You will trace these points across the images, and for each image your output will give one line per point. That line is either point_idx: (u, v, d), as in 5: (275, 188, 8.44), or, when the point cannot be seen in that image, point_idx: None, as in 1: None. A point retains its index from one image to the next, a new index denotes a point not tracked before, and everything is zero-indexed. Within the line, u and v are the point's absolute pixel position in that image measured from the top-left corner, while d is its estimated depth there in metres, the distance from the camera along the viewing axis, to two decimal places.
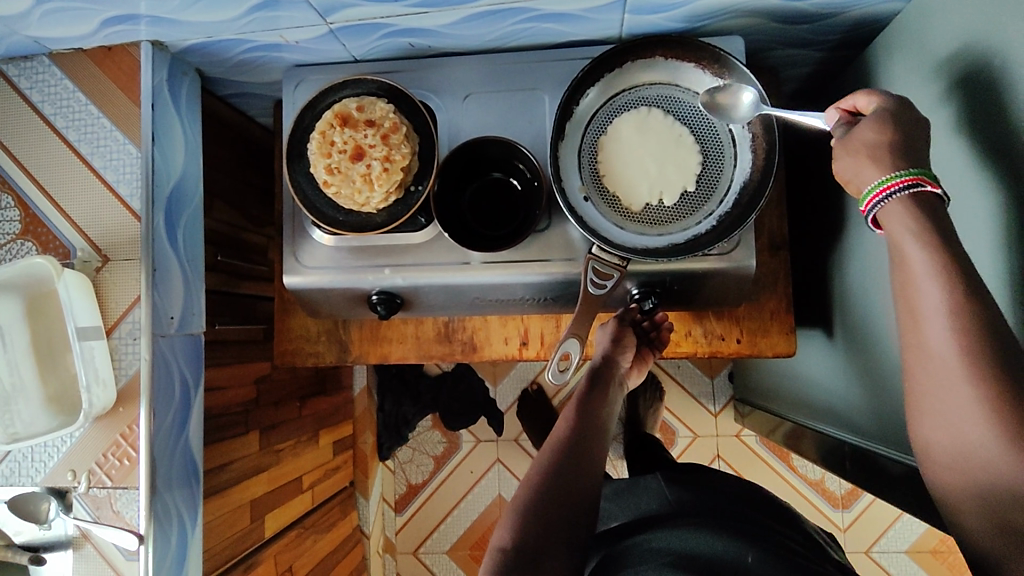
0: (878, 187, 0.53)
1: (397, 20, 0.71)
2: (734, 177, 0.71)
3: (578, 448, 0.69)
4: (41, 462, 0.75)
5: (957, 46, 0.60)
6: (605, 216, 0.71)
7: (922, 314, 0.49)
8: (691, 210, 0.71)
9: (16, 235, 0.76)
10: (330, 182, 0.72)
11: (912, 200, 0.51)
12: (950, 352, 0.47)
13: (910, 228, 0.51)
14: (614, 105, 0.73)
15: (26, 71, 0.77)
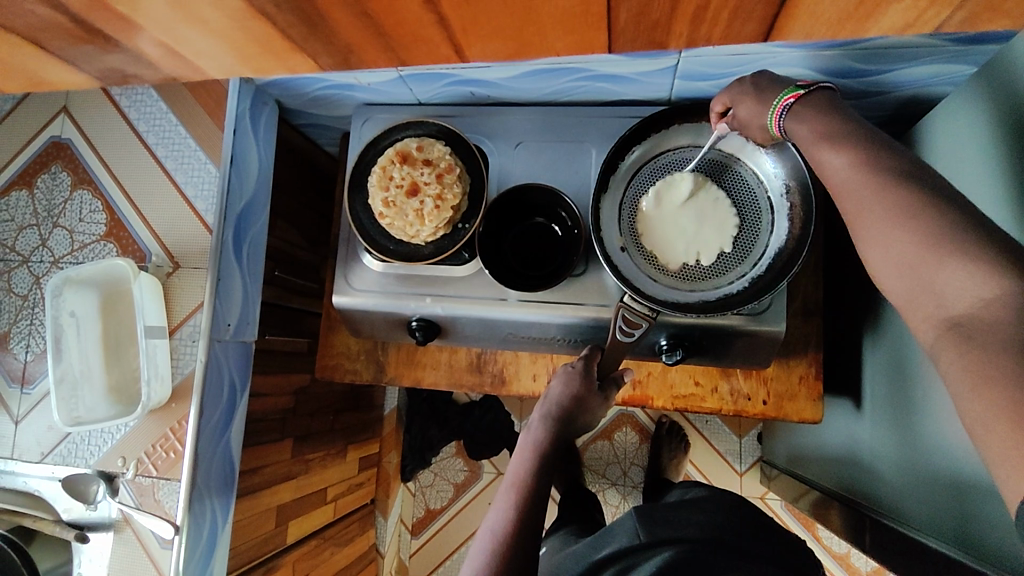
0: (772, 121, 0.56)
1: (461, 71, 0.77)
2: (768, 242, 0.73)
3: (534, 512, 0.67)
4: (95, 446, 0.81)
5: (995, 135, 0.61)
6: (639, 267, 0.75)
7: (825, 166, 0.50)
8: (723, 269, 0.74)
9: (100, 237, 0.84)
10: (385, 213, 0.78)
11: (798, 111, 0.54)
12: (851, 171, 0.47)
13: (808, 119, 0.53)
14: (656, 164, 0.77)
15: (128, 92, 0.86)
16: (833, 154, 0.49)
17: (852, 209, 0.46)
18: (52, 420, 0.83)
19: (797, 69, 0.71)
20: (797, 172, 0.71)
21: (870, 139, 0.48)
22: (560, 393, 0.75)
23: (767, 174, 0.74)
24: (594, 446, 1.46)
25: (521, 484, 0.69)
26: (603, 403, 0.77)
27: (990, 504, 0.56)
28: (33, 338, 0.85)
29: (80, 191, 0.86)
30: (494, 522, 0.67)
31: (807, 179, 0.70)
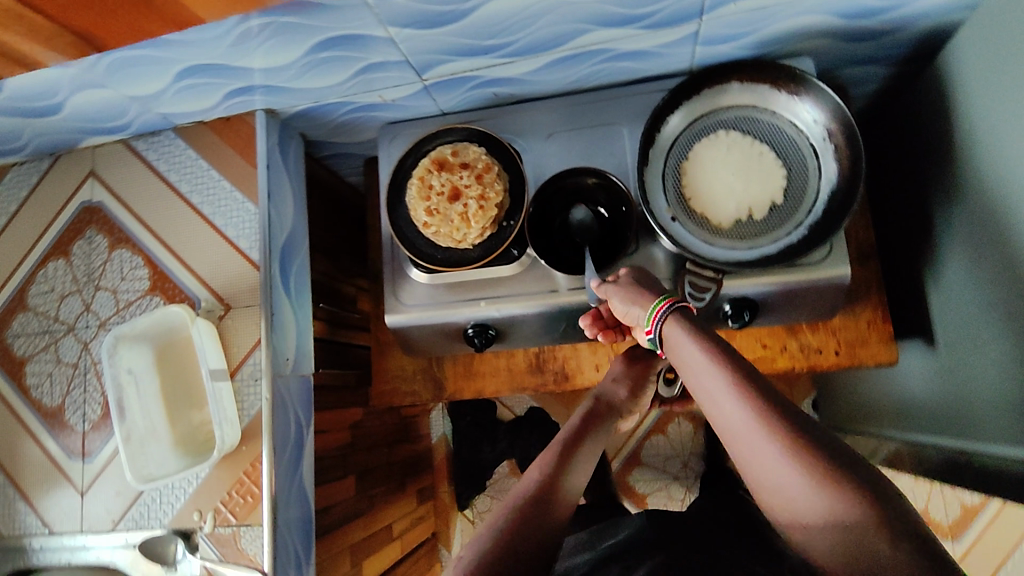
0: (648, 320, 0.65)
1: (485, 71, 0.78)
2: (819, 188, 0.73)
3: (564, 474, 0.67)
4: (168, 504, 0.79)
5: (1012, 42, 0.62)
6: (693, 234, 0.74)
7: (716, 396, 0.55)
8: (777, 223, 0.73)
9: (145, 292, 0.83)
10: (429, 223, 0.78)
11: (676, 317, 0.62)
12: (736, 411, 0.52)
13: (684, 336, 0.60)
14: (694, 129, 0.77)
15: (154, 145, 0.86)
16: (717, 386, 0.55)
17: (730, 422, 0.53)
18: (120, 484, 0.81)
19: (817, 16, 0.72)
20: (837, 112, 0.71)
21: (747, 369, 0.54)
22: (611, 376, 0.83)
23: (806, 123, 0.74)
24: (650, 443, 1.45)
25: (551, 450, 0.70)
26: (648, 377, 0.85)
27: None
28: (88, 405, 0.83)
29: (118, 250, 0.85)
30: (528, 475, 0.66)
31: (849, 119, 0.70)
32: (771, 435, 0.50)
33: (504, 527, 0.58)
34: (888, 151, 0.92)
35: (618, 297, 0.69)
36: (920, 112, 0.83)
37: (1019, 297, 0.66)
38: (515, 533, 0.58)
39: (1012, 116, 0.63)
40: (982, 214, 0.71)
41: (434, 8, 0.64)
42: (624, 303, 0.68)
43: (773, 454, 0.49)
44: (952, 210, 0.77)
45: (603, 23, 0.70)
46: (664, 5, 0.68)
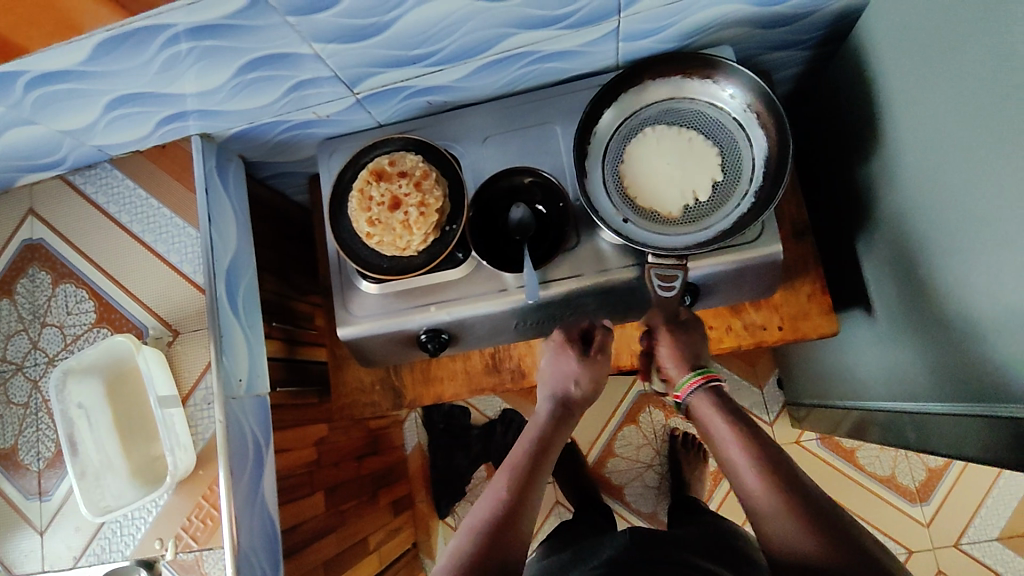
0: (682, 387, 0.80)
1: (417, 81, 0.80)
2: (752, 163, 0.76)
3: (516, 498, 0.72)
4: (129, 535, 0.78)
5: (918, 19, 0.65)
6: (647, 230, 0.76)
7: (744, 473, 0.71)
8: (724, 197, 0.76)
9: (92, 324, 0.83)
10: (372, 233, 0.79)
11: (706, 394, 0.79)
12: (769, 483, 0.68)
13: (716, 414, 0.77)
14: (622, 131, 0.80)
15: (92, 178, 0.86)
16: (749, 466, 0.71)
17: (751, 491, 0.70)
18: (79, 520, 0.80)
19: (732, 7, 0.75)
20: (757, 91, 0.75)
21: (768, 450, 0.72)
22: (556, 375, 0.85)
23: (726, 102, 0.77)
24: (622, 434, 1.46)
25: (505, 470, 0.76)
26: (598, 374, 0.85)
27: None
28: (42, 444, 0.82)
29: (62, 285, 0.84)
30: (489, 502, 0.72)
31: (770, 96, 0.73)
32: (792, 506, 0.66)
33: (466, 561, 0.66)
34: (817, 129, 0.95)
35: (669, 348, 0.83)
36: (840, 91, 0.86)
37: (937, 261, 0.69)
38: (475, 566, 0.65)
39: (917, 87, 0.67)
40: (901, 184, 0.74)
41: (356, 23, 0.66)
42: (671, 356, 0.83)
43: (783, 519, 0.66)
44: (874, 183, 0.81)
45: (523, 26, 0.72)
46: (581, 5, 0.70)
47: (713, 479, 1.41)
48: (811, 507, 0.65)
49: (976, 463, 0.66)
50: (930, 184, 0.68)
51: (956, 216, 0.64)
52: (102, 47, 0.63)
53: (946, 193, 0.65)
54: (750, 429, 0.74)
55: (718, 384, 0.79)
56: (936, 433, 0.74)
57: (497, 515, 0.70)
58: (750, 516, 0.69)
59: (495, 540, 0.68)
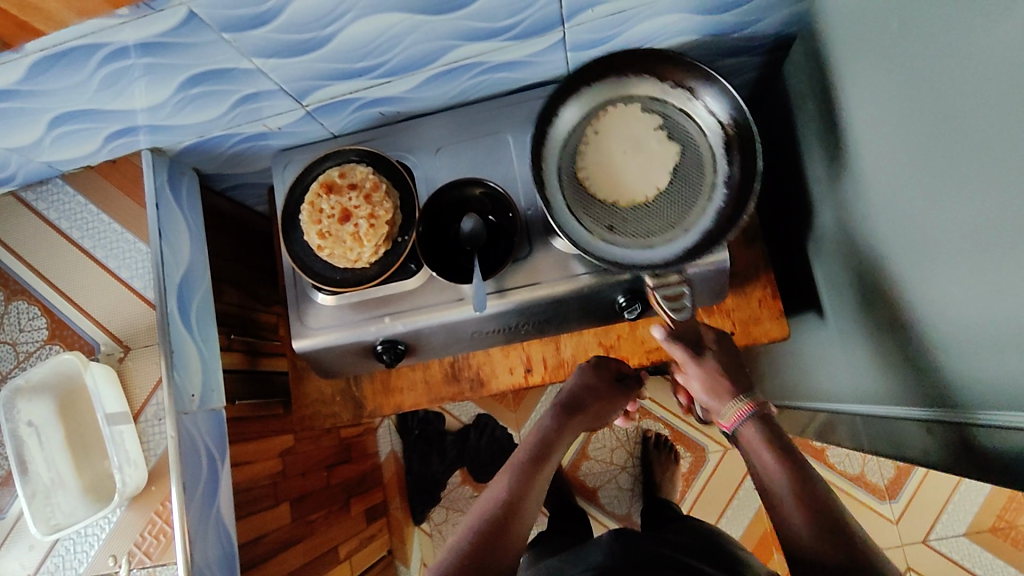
0: (728, 417, 0.74)
1: (365, 93, 0.80)
2: (722, 164, 0.75)
3: (527, 491, 0.70)
4: (82, 552, 0.78)
5: (849, 28, 0.66)
6: (629, 247, 0.74)
7: (777, 494, 0.66)
8: (694, 203, 0.75)
9: (44, 341, 0.83)
10: (323, 245, 0.79)
11: (752, 416, 0.72)
12: (799, 503, 0.63)
13: (759, 433, 0.70)
14: (567, 162, 0.78)
15: (43, 194, 0.86)
16: (784, 486, 0.65)
17: (784, 513, 0.64)
18: (33, 538, 0.79)
19: (676, 16, 0.75)
20: (726, 103, 0.74)
21: (806, 474, 0.66)
22: (575, 384, 0.84)
23: (696, 112, 0.76)
24: (597, 436, 1.47)
25: (513, 466, 0.74)
26: (615, 390, 0.86)
27: (955, 370, 0.58)
28: None
29: (14, 302, 0.84)
30: (488, 500, 0.70)
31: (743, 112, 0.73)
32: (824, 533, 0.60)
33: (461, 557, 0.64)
34: (772, 135, 0.96)
35: (703, 380, 0.78)
36: (790, 97, 0.87)
37: (878, 266, 0.70)
38: (471, 563, 0.63)
39: (854, 96, 0.67)
40: (844, 190, 0.75)
41: (294, 38, 0.66)
42: (706, 390, 0.77)
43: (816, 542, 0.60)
44: (822, 188, 0.81)
45: (465, 38, 0.72)
46: (522, 18, 0.70)
47: (685, 480, 1.43)
48: (841, 534, 0.60)
49: (932, 468, 0.67)
50: (869, 192, 0.68)
51: (892, 223, 0.65)
52: (36, 66, 0.62)
53: (882, 199, 0.66)
54: (796, 451, 0.68)
55: (769, 412, 0.72)
56: (889, 438, 0.75)
57: (497, 511, 0.68)
58: (787, 550, 0.62)
59: (493, 537, 0.66)
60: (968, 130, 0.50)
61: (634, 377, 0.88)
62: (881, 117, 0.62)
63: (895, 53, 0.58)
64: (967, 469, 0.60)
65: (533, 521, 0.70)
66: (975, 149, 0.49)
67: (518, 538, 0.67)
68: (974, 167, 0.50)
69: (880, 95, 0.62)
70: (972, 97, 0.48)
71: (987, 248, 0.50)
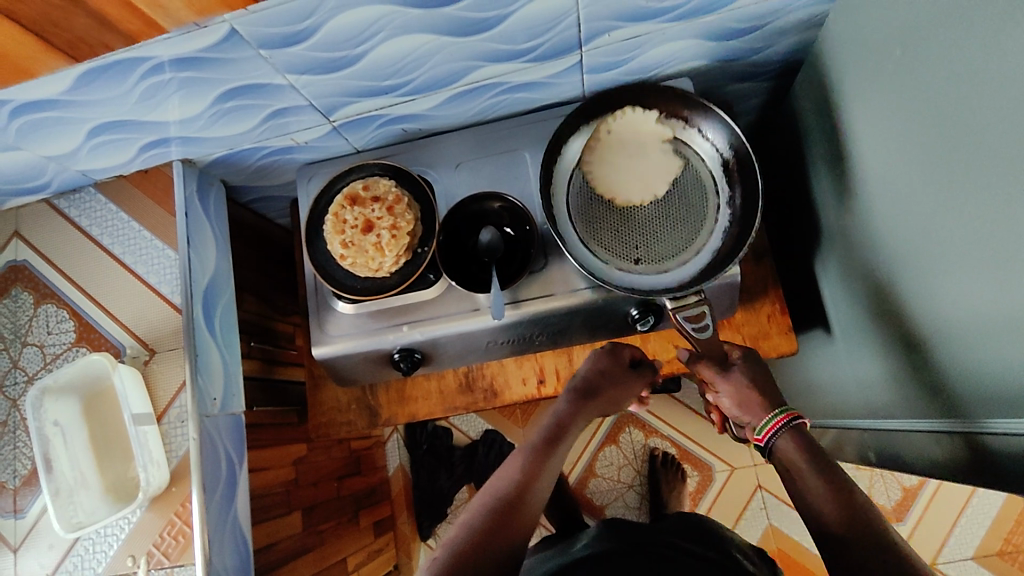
0: (761, 428, 0.71)
1: (389, 110, 0.83)
2: (724, 190, 0.79)
3: (536, 476, 0.71)
4: (101, 552, 0.79)
5: (855, 55, 0.69)
6: (644, 274, 0.78)
7: (779, 444, 0.70)
8: (699, 227, 0.79)
9: (72, 343, 0.85)
10: (346, 255, 0.82)
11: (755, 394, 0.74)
12: (799, 459, 0.68)
13: (749, 393, 0.74)
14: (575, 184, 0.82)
15: (76, 202, 0.89)
16: (784, 441, 0.69)
17: (790, 463, 0.68)
18: (53, 537, 0.81)
19: (688, 42, 0.79)
20: (730, 136, 0.79)
21: (806, 434, 0.70)
22: (589, 366, 0.83)
23: (696, 143, 0.80)
24: (604, 453, 1.48)
25: (524, 449, 0.74)
26: (635, 377, 0.82)
27: (966, 381, 0.60)
28: (19, 461, 0.83)
29: (44, 305, 0.86)
30: (500, 481, 0.71)
31: (740, 141, 0.78)
32: (822, 482, 0.65)
33: (472, 539, 0.65)
34: (780, 156, 0.99)
35: (731, 395, 0.75)
36: (797, 120, 0.90)
37: (886, 280, 0.72)
38: (480, 545, 0.65)
39: (859, 118, 0.70)
40: (852, 208, 0.77)
41: (327, 55, 0.69)
42: (738, 406, 0.74)
43: (816, 486, 0.65)
44: (828, 207, 0.84)
45: (488, 59, 0.75)
46: (542, 40, 0.73)
47: (693, 498, 1.43)
48: (864, 516, 0.61)
49: (939, 478, 0.69)
50: (876, 209, 0.71)
51: (898, 239, 0.68)
52: (84, 78, 0.66)
53: (890, 215, 0.68)
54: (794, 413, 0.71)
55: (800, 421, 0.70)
56: (897, 451, 0.77)
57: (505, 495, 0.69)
58: (814, 531, 0.64)
59: (500, 520, 0.67)
60: (972, 149, 0.52)
61: (650, 366, 0.84)
62: (886, 137, 0.65)
63: (898, 77, 0.61)
64: (972, 478, 0.62)
65: (541, 504, 0.71)
66: (978, 167, 0.52)
67: (522, 523, 0.68)
68: (978, 184, 0.52)
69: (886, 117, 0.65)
70: (975, 117, 0.51)
71: (993, 261, 0.52)
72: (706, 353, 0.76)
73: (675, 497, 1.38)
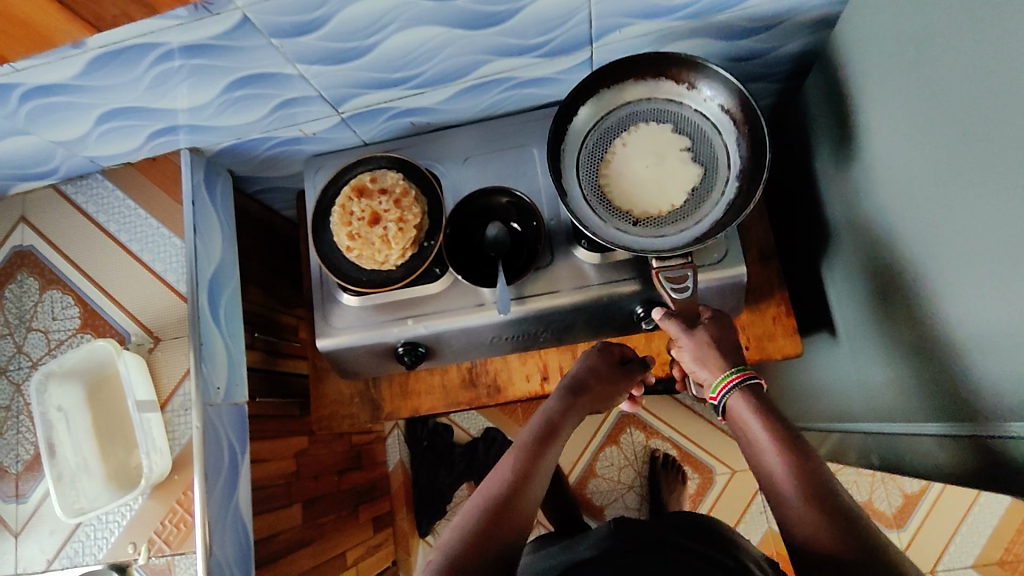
0: (716, 388, 0.72)
1: (398, 103, 0.83)
2: (730, 156, 0.77)
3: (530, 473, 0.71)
4: (102, 539, 0.79)
5: (868, 55, 0.68)
6: (640, 236, 0.76)
7: (751, 429, 0.67)
8: (706, 196, 0.77)
9: (76, 329, 0.85)
10: (352, 247, 0.82)
11: (742, 389, 0.70)
12: (767, 443, 0.65)
13: (710, 352, 0.74)
14: (588, 153, 0.80)
15: (83, 188, 0.89)
16: (754, 424, 0.67)
17: (761, 448, 0.66)
18: (54, 523, 0.81)
19: (699, 41, 0.78)
20: (734, 96, 0.75)
21: (780, 417, 0.67)
22: (578, 367, 0.84)
23: (700, 104, 0.78)
24: (605, 454, 1.47)
25: (517, 446, 0.74)
26: (621, 377, 0.84)
27: (974, 384, 0.59)
28: (21, 447, 0.83)
29: (50, 291, 0.87)
30: (494, 478, 0.71)
31: (747, 100, 0.74)
32: (793, 468, 0.62)
33: (465, 539, 0.64)
34: (790, 157, 0.98)
35: (692, 351, 0.75)
36: (807, 121, 0.90)
37: (894, 282, 0.72)
38: (476, 544, 0.64)
39: (870, 119, 0.70)
40: (861, 210, 0.77)
41: (338, 46, 0.69)
42: (694, 360, 0.75)
43: (786, 474, 0.62)
44: (837, 209, 0.83)
45: (499, 54, 0.75)
46: (554, 35, 0.73)
47: (693, 501, 1.42)
48: (841, 511, 0.59)
49: (943, 482, 0.68)
50: (886, 211, 0.70)
51: (908, 242, 0.67)
52: (95, 63, 0.66)
53: (900, 217, 0.68)
54: (765, 400, 0.69)
55: (757, 383, 0.71)
56: (903, 455, 0.76)
57: (504, 491, 0.69)
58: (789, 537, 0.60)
59: (500, 516, 0.66)
60: (987, 150, 0.52)
61: (640, 364, 0.87)
62: (899, 138, 0.65)
63: (912, 78, 0.60)
64: (976, 483, 0.62)
65: (536, 501, 0.71)
66: (993, 168, 0.51)
67: (517, 522, 0.67)
68: (992, 185, 0.52)
69: (899, 117, 0.64)
70: (992, 117, 0.50)
71: (1006, 264, 0.52)
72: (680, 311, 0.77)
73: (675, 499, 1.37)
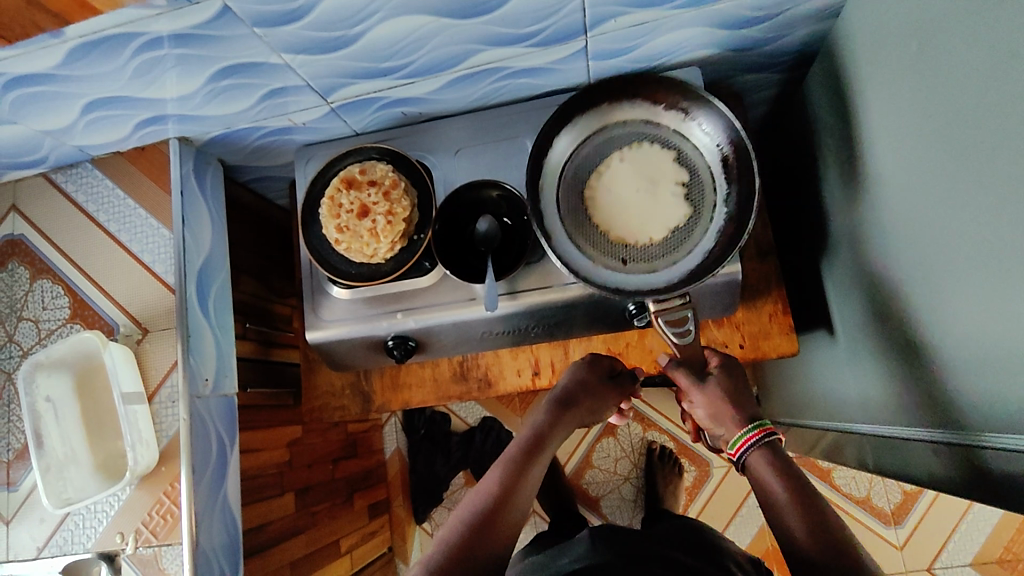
0: (737, 444, 0.74)
1: (388, 92, 0.81)
2: (720, 188, 0.75)
3: (515, 488, 0.70)
4: (91, 528, 0.80)
5: (871, 48, 0.66)
6: (632, 271, 0.75)
7: (765, 480, 0.69)
8: (695, 225, 0.75)
9: (66, 319, 0.85)
10: (340, 240, 0.81)
11: (759, 447, 0.72)
12: (779, 491, 0.67)
13: (725, 407, 0.76)
14: (573, 168, 0.79)
15: (73, 177, 0.88)
16: (768, 475, 0.69)
17: (772, 496, 0.68)
18: (44, 511, 0.81)
19: (698, 30, 0.76)
20: (729, 131, 0.74)
21: (795, 472, 0.69)
22: (567, 378, 0.83)
23: (694, 136, 0.76)
24: (601, 445, 1.47)
25: (503, 461, 0.74)
26: (610, 389, 0.83)
27: (967, 393, 0.58)
28: (13, 435, 0.84)
29: (40, 280, 0.86)
30: (479, 492, 0.70)
31: (742, 138, 0.73)
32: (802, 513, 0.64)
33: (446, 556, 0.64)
34: (792, 150, 0.96)
35: (706, 406, 0.77)
36: (810, 114, 0.87)
37: (891, 284, 0.70)
38: (457, 561, 0.63)
39: (871, 116, 0.68)
40: (860, 208, 0.75)
41: (323, 35, 0.67)
42: (710, 417, 0.77)
43: (795, 518, 0.64)
44: (837, 206, 0.81)
45: (490, 43, 0.73)
46: (546, 24, 0.71)
47: (689, 494, 1.42)
48: (837, 539, 0.61)
49: (934, 490, 0.67)
50: (884, 211, 0.68)
51: (905, 244, 0.65)
52: (75, 53, 0.65)
53: (898, 218, 0.66)
54: (783, 454, 0.71)
55: (776, 441, 0.73)
56: (895, 460, 0.75)
57: (489, 502, 0.69)
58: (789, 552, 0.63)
59: (484, 531, 0.66)
60: (986, 153, 0.50)
61: (630, 376, 0.86)
62: (900, 136, 0.63)
63: (914, 74, 0.58)
64: (964, 493, 0.60)
65: (520, 516, 0.70)
66: (992, 172, 0.49)
67: (499, 539, 0.67)
68: (991, 189, 0.50)
69: (901, 114, 0.62)
70: (994, 119, 0.48)
71: (1001, 272, 0.50)
72: (687, 358, 0.79)
73: (670, 492, 1.37)
